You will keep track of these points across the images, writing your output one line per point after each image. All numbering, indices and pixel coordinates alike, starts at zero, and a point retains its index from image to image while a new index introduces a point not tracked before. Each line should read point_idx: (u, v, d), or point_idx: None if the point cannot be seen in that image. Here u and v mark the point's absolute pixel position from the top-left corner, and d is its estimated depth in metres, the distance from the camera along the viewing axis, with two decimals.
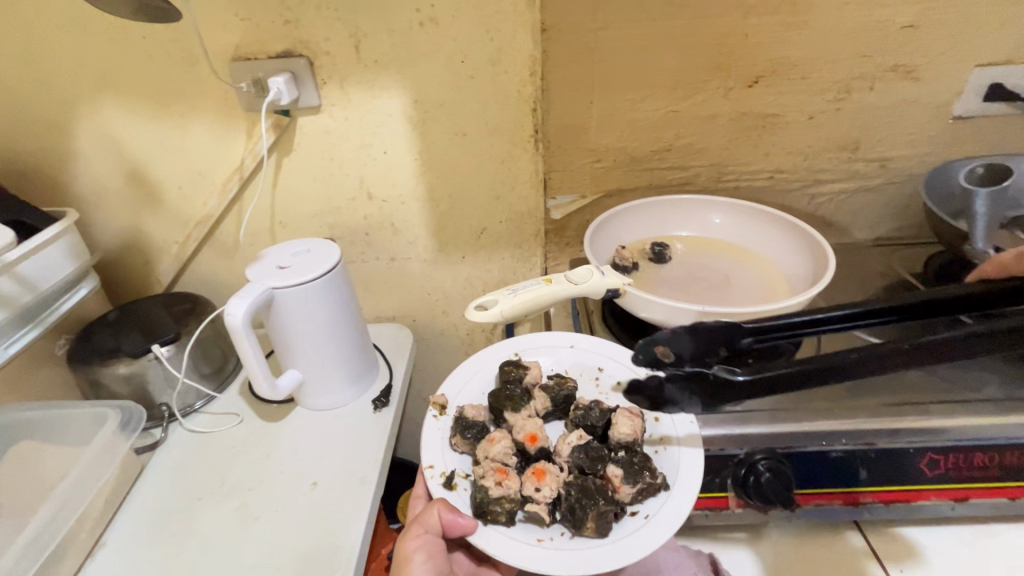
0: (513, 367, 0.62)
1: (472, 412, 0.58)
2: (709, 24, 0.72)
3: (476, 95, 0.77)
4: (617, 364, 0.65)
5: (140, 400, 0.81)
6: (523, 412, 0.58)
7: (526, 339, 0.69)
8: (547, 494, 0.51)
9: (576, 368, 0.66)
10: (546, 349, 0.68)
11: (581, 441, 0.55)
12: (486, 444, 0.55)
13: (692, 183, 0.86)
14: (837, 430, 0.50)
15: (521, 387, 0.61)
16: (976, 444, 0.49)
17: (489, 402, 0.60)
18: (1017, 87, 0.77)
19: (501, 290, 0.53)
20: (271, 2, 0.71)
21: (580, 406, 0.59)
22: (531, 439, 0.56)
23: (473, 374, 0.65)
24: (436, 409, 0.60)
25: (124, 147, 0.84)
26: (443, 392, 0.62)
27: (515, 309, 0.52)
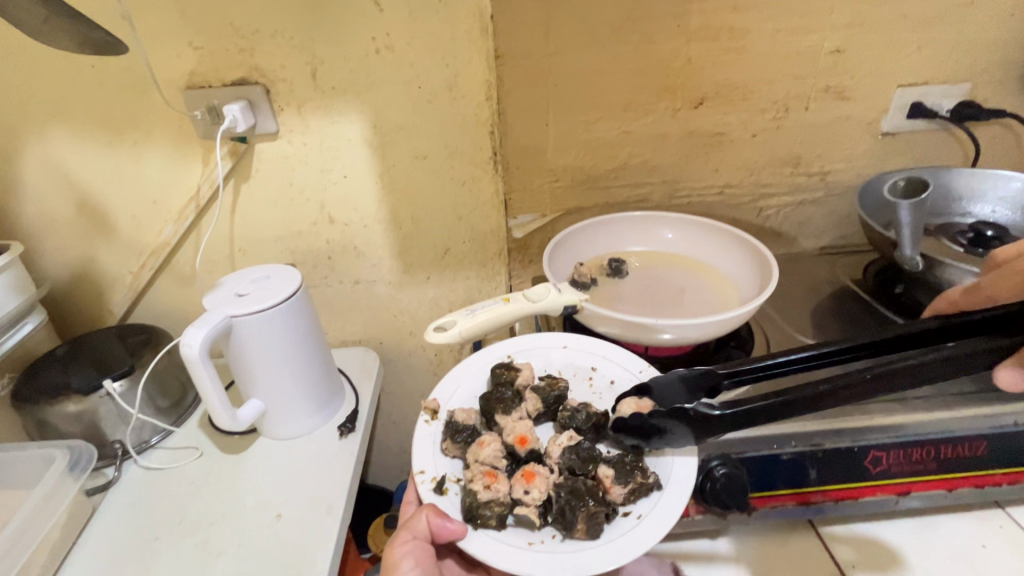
0: (505, 369, 0.61)
1: (463, 415, 0.57)
2: (655, 49, 0.76)
3: (435, 119, 0.79)
4: (611, 364, 0.63)
5: (92, 438, 0.78)
6: (513, 415, 0.57)
7: (518, 340, 0.67)
8: (536, 496, 0.51)
9: (569, 369, 0.64)
10: (539, 351, 0.66)
11: (572, 442, 0.55)
12: (476, 447, 0.55)
13: (648, 200, 0.89)
14: (789, 433, 0.52)
15: (512, 389, 0.60)
16: (913, 440, 0.52)
17: (480, 406, 0.59)
18: (936, 105, 0.83)
19: (460, 310, 0.53)
20: (226, 31, 0.71)
21: (568, 407, 0.58)
22: (521, 440, 0.55)
23: (462, 378, 0.63)
24: (428, 413, 0.59)
25: (72, 177, 0.81)
26: (434, 398, 0.61)
27: (475, 327, 0.52)
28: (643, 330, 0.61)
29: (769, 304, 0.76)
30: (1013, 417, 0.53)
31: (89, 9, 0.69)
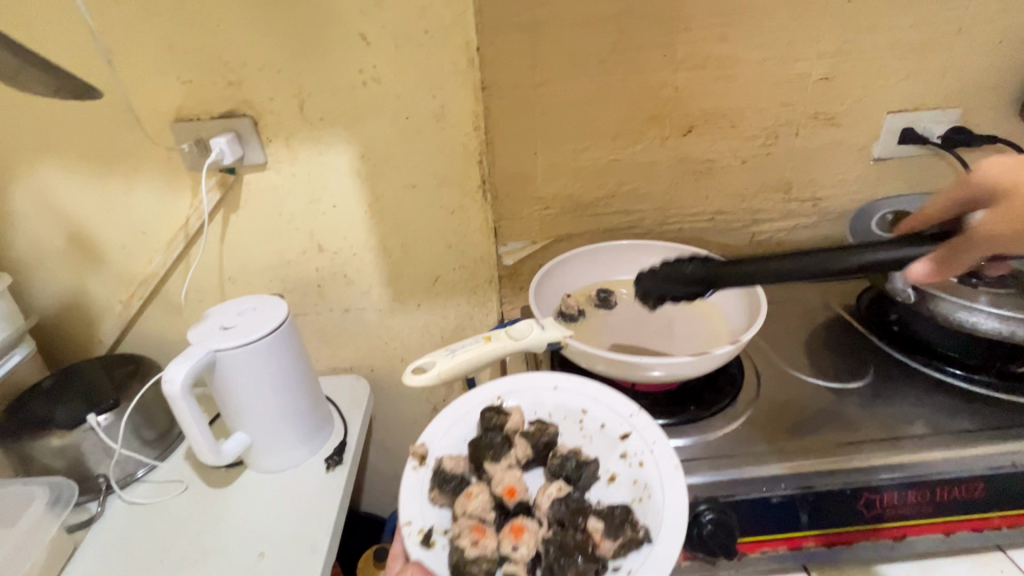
0: (495, 414, 0.59)
1: (451, 463, 0.55)
2: (642, 78, 0.76)
3: (422, 148, 0.79)
4: (601, 406, 0.60)
5: (76, 472, 0.77)
6: (502, 463, 0.55)
7: (508, 381, 0.64)
8: (525, 553, 0.49)
9: (559, 412, 0.61)
10: (528, 392, 0.63)
11: (561, 493, 0.53)
12: (464, 498, 0.53)
13: (639, 227, 0.88)
14: (780, 475, 0.51)
15: (502, 434, 0.58)
16: (908, 481, 0.51)
17: (469, 452, 0.57)
18: (927, 131, 0.83)
19: (439, 351, 0.52)
20: (212, 65, 0.71)
21: (558, 454, 0.56)
22: (509, 492, 0.53)
23: (449, 424, 0.61)
24: (416, 460, 0.57)
25: (61, 209, 0.81)
26: (423, 441, 0.59)
27: (453, 368, 0.51)
28: (630, 367, 0.59)
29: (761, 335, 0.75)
30: (1010, 457, 0.52)
31: (77, 45, 0.69)
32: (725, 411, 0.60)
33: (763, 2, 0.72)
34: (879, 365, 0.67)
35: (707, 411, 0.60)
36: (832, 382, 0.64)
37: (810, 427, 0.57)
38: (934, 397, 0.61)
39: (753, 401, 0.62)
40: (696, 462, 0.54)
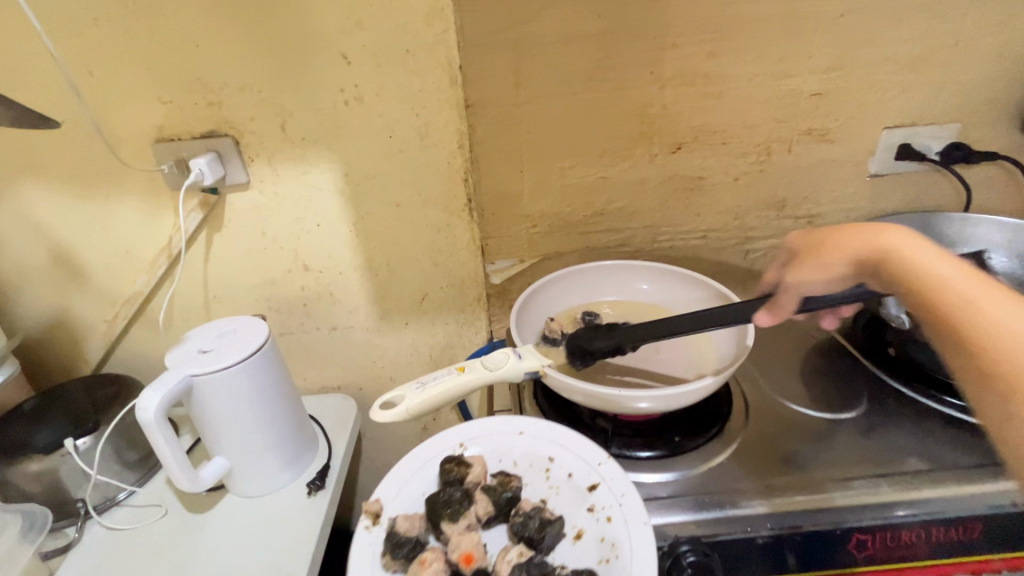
0: (454, 466, 0.58)
1: (405, 525, 0.54)
2: (629, 96, 0.75)
3: (407, 167, 0.78)
4: (568, 453, 0.59)
5: (54, 497, 0.75)
6: (460, 524, 0.54)
7: (471, 428, 0.64)
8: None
9: (525, 460, 0.60)
10: (493, 438, 0.63)
11: (522, 559, 0.51)
12: (418, 567, 0.51)
13: (629, 244, 0.87)
14: (763, 514, 0.52)
15: (462, 489, 0.57)
16: (899, 521, 0.51)
17: (426, 511, 0.56)
18: (925, 147, 0.81)
19: (410, 384, 0.55)
20: (194, 86, 0.71)
21: (520, 512, 0.55)
22: (467, 558, 0.52)
23: (409, 476, 0.60)
24: (368, 519, 0.55)
25: (43, 229, 0.80)
26: (377, 497, 0.57)
27: (423, 404, 0.55)
28: (614, 400, 0.57)
29: (749, 359, 0.73)
30: (1009, 496, 0.52)
31: (56, 66, 0.68)
32: (712, 442, 0.60)
33: (753, 18, 0.70)
34: (873, 393, 0.66)
35: (691, 442, 0.60)
36: (825, 413, 0.64)
37: (802, 459, 0.58)
38: (929, 429, 0.60)
39: (741, 429, 0.62)
40: (680, 500, 0.54)
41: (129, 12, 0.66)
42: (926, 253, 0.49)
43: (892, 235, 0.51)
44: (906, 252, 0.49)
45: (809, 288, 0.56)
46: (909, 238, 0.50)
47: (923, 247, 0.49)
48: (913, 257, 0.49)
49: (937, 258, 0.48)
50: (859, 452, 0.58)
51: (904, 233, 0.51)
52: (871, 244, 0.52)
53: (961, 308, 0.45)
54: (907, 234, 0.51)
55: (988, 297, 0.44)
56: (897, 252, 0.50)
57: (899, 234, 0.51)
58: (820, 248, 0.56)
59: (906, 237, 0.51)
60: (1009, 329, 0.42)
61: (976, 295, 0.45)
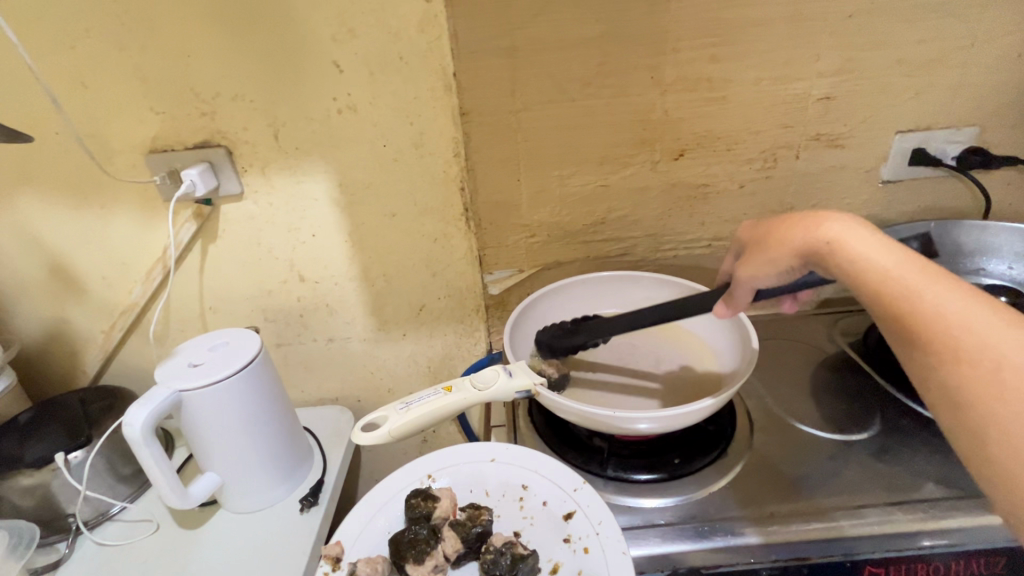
0: (421, 501, 0.56)
1: (366, 570, 0.52)
2: (628, 102, 0.73)
3: (401, 176, 0.76)
4: (543, 481, 0.58)
5: (46, 512, 0.75)
6: (425, 565, 0.52)
7: (440, 457, 0.63)
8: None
9: (499, 488, 0.59)
10: (465, 466, 0.62)
11: None
12: None
13: (631, 254, 0.85)
14: (767, 544, 0.50)
15: (427, 526, 0.55)
16: (914, 553, 0.49)
17: (390, 553, 0.54)
18: (940, 152, 0.78)
19: (393, 407, 0.55)
20: (186, 96, 0.70)
21: (491, 548, 0.52)
22: None
23: (373, 514, 0.58)
24: (329, 563, 0.54)
25: (40, 240, 0.80)
26: (338, 540, 0.56)
27: (407, 424, 0.54)
28: (612, 421, 0.55)
29: (754, 375, 0.70)
30: None
31: (50, 78, 0.68)
32: (716, 464, 0.58)
33: (757, 20, 0.68)
34: (887, 410, 0.63)
35: (690, 466, 0.57)
36: (835, 434, 0.61)
37: (811, 482, 0.55)
38: (948, 454, 0.57)
39: (745, 451, 0.59)
40: (679, 528, 0.52)
41: (121, 23, 0.65)
42: (864, 243, 0.47)
43: (832, 226, 0.50)
44: (845, 242, 0.48)
45: (759, 281, 0.54)
46: (847, 228, 0.49)
47: (861, 236, 0.48)
48: (851, 248, 0.48)
49: (875, 248, 0.47)
50: (872, 477, 0.55)
51: (843, 222, 0.49)
52: (809, 237, 0.50)
53: (904, 298, 0.44)
54: (846, 223, 0.49)
55: (927, 285, 0.44)
56: (836, 244, 0.49)
57: (839, 224, 0.49)
58: (765, 241, 0.55)
59: (846, 226, 0.49)
60: (952, 317, 0.41)
61: (918, 284, 0.44)
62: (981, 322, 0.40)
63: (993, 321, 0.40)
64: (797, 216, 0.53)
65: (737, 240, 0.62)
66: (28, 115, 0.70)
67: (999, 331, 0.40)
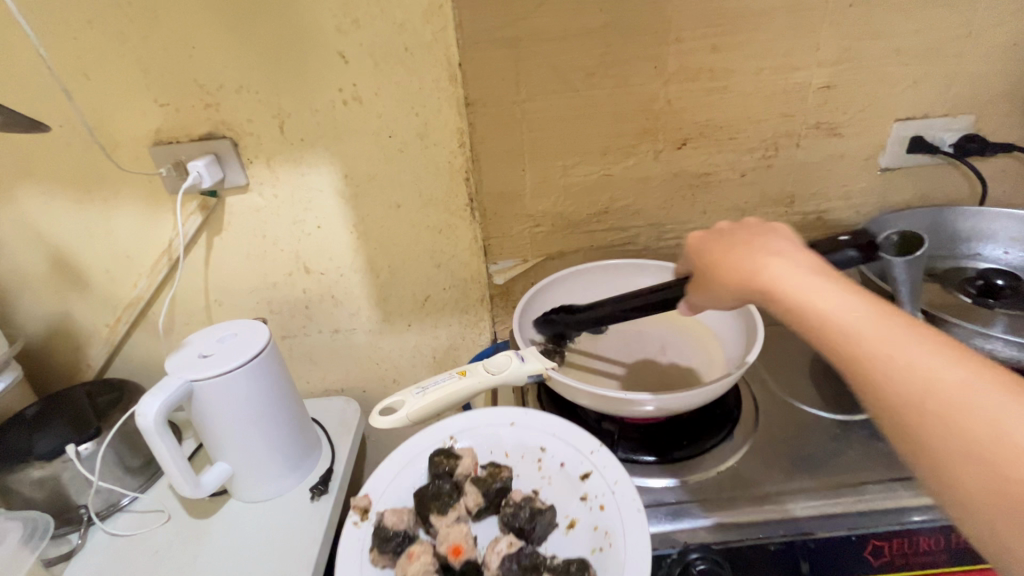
0: (444, 458, 0.58)
1: (393, 518, 0.53)
2: (632, 91, 0.73)
3: (407, 167, 0.76)
4: (560, 443, 0.59)
5: (57, 504, 0.75)
6: (449, 516, 0.54)
7: (462, 420, 0.63)
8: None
9: (517, 450, 0.60)
10: (485, 431, 0.62)
11: (512, 549, 0.51)
12: (406, 560, 0.51)
13: (633, 243, 0.86)
14: (775, 520, 0.51)
15: (451, 481, 0.57)
16: (920, 527, 0.50)
17: (415, 505, 0.55)
18: (938, 140, 0.79)
19: (410, 391, 0.56)
20: (190, 88, 0.70)
21: (511, 502, 0.54)
22: (454, 550, 0.52)
23: (398, 470, 0.59)
24: (357, 514, 0.55)
25: (44, 234, 0.80)
26: (365, 493, 0.57)
27: (424, 409, 0.55)
28: (618, 403, 0.56)
29: (759, 360, 0.71)
30: None
31: (53, 69, 0.68)
32: (723, 445, 0.59)
33: (758, 11, 0.68)
34: None
35: (698, 447, 0.59)
36: (838, 414, 0.62)
37: (814, 462, 0.56)
38: None
39: (751, 432, 0.61)
40: (688, 506, 0.53)
41: (125, 15, 0.65)
42: (803, 286, 0.44)
43: (766, 267, 0.46)
44: (778, 284, 0.45)
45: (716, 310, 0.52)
46: (781, 270, 0.45)
47: (790, 278, 0.44)
48: (791, 295, 0.44)
49: (815, 292, 0.43)
50: (873, 456, 0.57)
51: (776, 265, 0.46)
52: (740, 283, 0.47)
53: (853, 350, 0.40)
54: (778, 265, 0.46)
55: (872, 330, 0.40)
56: (773, 290, 0.45)
57: (771, 267, 0.46)
58: (705, 277, 0.52)
59: (780, 268, 0.45)
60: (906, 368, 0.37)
61: (861, 328, 0.40)
62: (931, 365, 0.37)
63: (935, 357, 0.37)
64: (731, 255, 0.50)
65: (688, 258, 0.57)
66: (32, 108, 0.70)
67: (942, 367, 0.36)
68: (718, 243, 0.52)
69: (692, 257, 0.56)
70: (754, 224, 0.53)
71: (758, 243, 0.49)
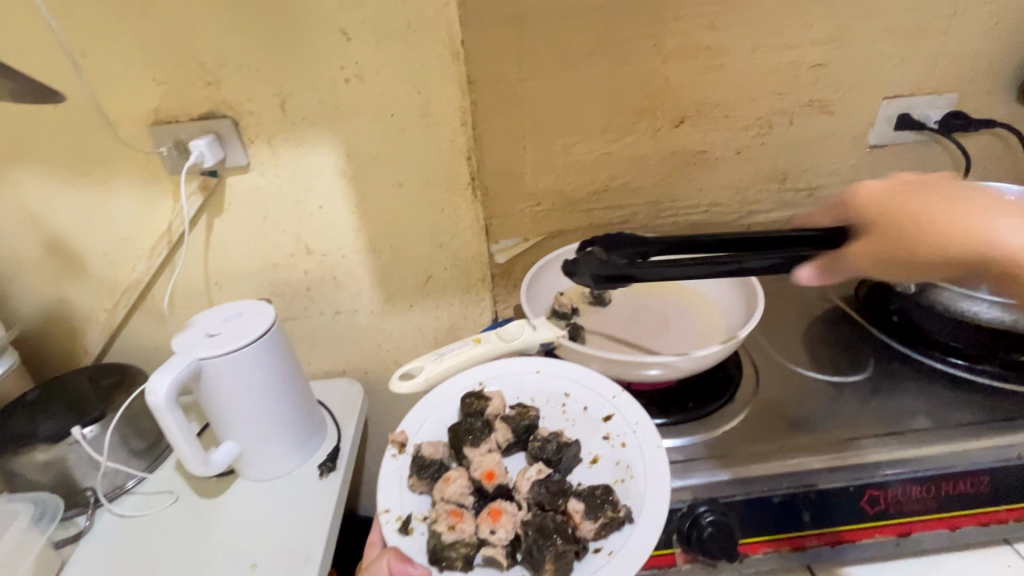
0: (475, 399, 0.60)
1: (429, 449, 0.56)
2: (632, 69, 0.75)
3: (409, 147, 0.77)
4: (584, 389, 0.62)
5: (62, 487, 0.75)
6: (481, 447, 0.56)
7: (489, 366, 0.64)
8: (503, 536, 0.50)
9: (541, 396, 0.62)
10: (510, 379, 0.63)
11: (542, 476, 0.54)
12: (442, 484, 0.54)
13: (632, 221, 0.88)
14: (780, 474, 0.53)
15: (482, 419, 0.58)
16: (913, 477, 0.53)
17: (449, 438, 0.58)
18: (924, 117, 0.82)
19: (428, 356, 0.61)
20: (190, 66, 0.69)
21: (538, 437, 0.57)
22: (488, 476, 0.54)
23: (431, 411, 0.61)
24: (396, 447, 0.57)
25: (40, 217, 0.78)
26: (402, 430, 0.59)
27: (442, 372, 0.61)
28: (627, 366, 0.59)
29: (756, 330, 0.74)
30: (1015, 449, 0.54)
31: (49, 45, 0.67)
32: (725, 408, 0.62)
33: None
34: (879, 357, 0.68)
35: (703, 410, 0.61)
36: (832, 376, 0.65)
37: (812, 423, 0.59)
38: (935, 393, 0.62)
39: (752, 397, 0.63)
40: (696, 462, 0.55)
41: None
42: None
43: (1006, 226, 0.44)
44: None
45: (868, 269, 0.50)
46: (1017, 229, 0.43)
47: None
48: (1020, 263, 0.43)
49: None
50: (868, 415, 0.59)
51: (1012, 222, 0.44)
52: (967, 240, 0.45)
53: None
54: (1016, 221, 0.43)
55: None
56: (1003, 252, 0.44)
57: (1006, 225, 0.44)
58: (913, 223, 0.47)
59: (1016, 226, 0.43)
60: None
61: None
62: None
63: None
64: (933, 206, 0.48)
65: (852, 199, 0.52)
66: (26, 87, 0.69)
67: None
68: (923, 190, 0.49)
69: (856, 203, 0.52)
70: (939, 177, 0.51)
71: (980, 195, 0.47)
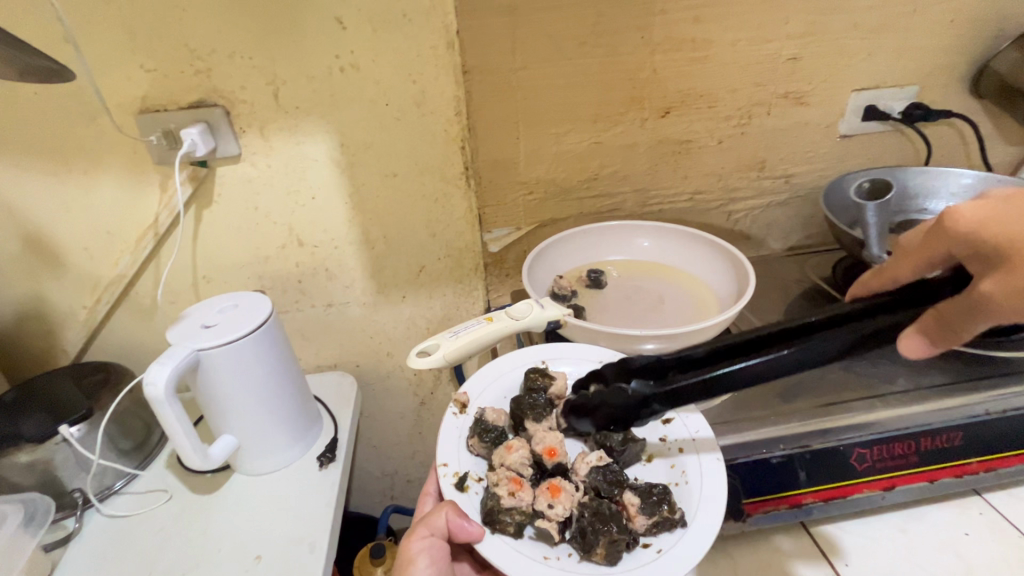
0: (539, 375, 0.63)
1: (493, 415, 0.60)
2: (621, 61, 0.77)
3: (404, 136, 0.77)
4: None
5: (48, 489, 0.72)
6: (542, 424, 0.59)
7: (554, 347, 0.68)
8: (560, 511, 0.53)
9: None
10: (573, 360, 0.67)
11: (600, 463, 0.57)
12: (504, 451, 0.57)
13: (621, 209, 0.91)
14: (776, 437, 0.57)
15: (545, 397, 0.62)
16: (893, 434, 0.58)
17: (511, 409, 0.61)
18: (887, 108, 0.88)
19: (444, 334, 0.60)
20: (180, 53, 0.68)
21: None
22: (549, 452, 0.57)
23: (493, 378, 0.65)
24: (457, 406, 0.61)
25: (15, 210, 0.75)
26: (465, 391, 0.63)
27: (458, 350, 0.59)
28: (627, 342, 0.68)
29: None
30: (984, 406, 0.59)
31: (30, 28, 0.64)
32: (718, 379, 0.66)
33: None
34: None
35: None
36: None
37: (797, 392, 0.63)
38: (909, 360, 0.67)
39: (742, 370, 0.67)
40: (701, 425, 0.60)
41: None
42: None
43: None
44: None
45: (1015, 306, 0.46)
46: None
47: None
48: None
49: None
50: (850, 379, 0.65)
51: None
52: None
53: None
54: None
55: None
56: None
57: None
58: None
59: None
60: None
61: None
62: None
63: None
64: None
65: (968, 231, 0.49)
66: None
67: None
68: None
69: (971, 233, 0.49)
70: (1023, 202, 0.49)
71: None
